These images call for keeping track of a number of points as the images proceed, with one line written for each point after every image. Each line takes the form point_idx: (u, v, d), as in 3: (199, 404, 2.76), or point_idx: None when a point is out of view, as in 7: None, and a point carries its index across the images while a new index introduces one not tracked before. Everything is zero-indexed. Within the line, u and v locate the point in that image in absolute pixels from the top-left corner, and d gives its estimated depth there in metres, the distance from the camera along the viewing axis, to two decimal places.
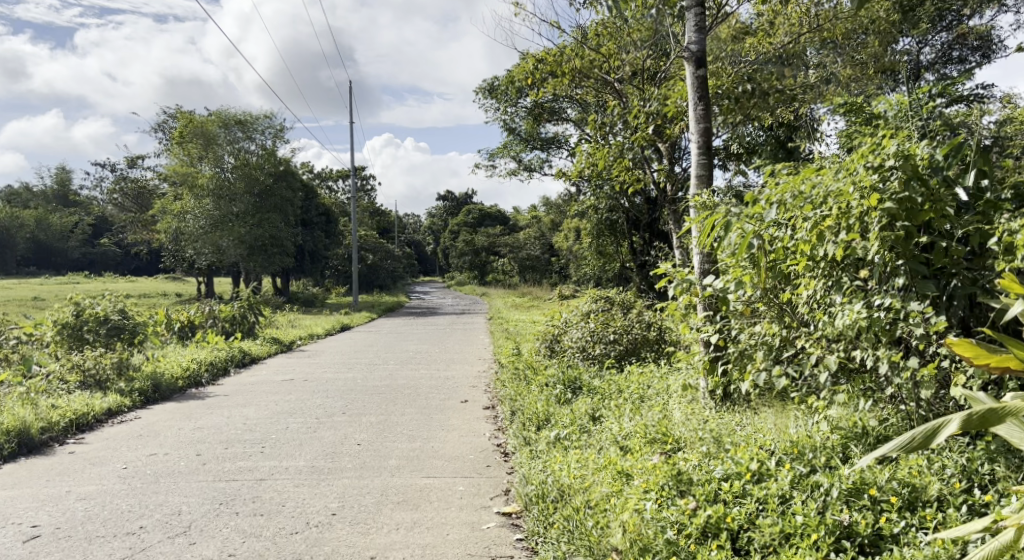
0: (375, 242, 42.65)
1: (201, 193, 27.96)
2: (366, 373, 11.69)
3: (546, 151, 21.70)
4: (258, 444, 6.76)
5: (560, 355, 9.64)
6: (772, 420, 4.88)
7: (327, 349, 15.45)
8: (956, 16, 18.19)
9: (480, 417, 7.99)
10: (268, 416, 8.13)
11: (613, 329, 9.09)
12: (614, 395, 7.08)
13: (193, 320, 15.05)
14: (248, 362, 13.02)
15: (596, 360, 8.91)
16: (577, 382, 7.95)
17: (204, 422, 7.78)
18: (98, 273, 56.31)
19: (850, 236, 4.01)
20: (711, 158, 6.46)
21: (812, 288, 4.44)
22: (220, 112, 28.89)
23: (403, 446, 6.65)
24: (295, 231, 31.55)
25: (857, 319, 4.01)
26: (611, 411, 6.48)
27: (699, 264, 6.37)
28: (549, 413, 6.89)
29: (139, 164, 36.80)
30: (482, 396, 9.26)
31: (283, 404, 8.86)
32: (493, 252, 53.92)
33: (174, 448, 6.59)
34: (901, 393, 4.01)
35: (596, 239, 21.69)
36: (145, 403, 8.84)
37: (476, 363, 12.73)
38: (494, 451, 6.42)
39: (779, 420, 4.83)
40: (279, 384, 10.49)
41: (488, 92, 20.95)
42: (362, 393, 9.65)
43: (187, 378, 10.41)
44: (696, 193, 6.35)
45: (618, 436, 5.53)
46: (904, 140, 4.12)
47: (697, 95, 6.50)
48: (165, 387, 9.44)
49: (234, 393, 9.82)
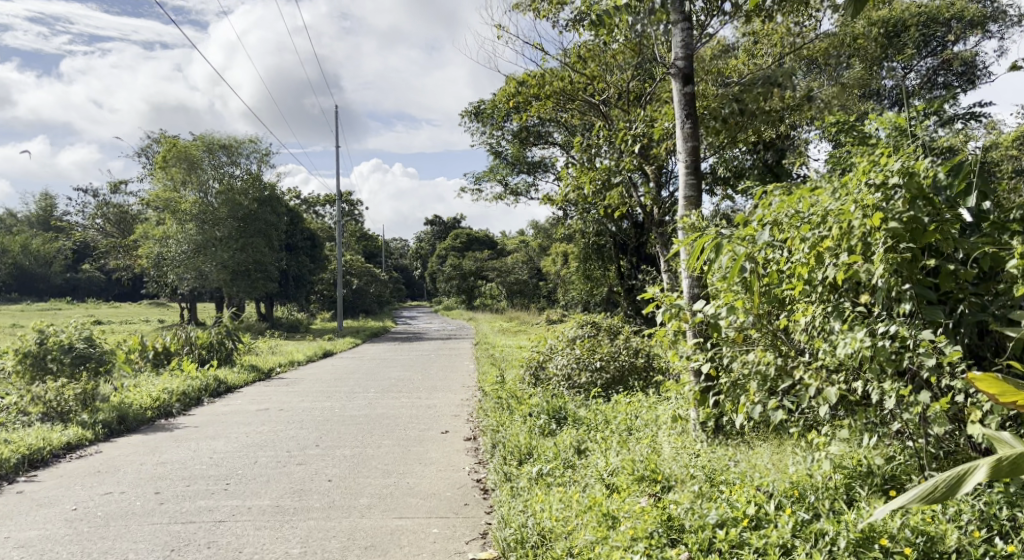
0: (361, 267, 42.24)
1: (183, 217, 27.54)
2: (345, 402, 11.26)
3: (532, 175, 21.48)
4: (222, 481, 6.35)
5: (544, 383, 9.29)
6: (768, 457, 4.57)
7: (306, 376, 15.02)
8: (940, 42, 18.21)
9: (460, 449, 7.62)
10: (237, 449, 7.72)
11: (599, 357, 8.75)
12: (600, 427, 6.74)
13: (168, 348, 14.58)
14: (223, 391, 12.56)
15: (582, 390, 8.58)
16: (562, 412, 7.58)
17: (169, 456, 7.36)
18: (81, 299, 55.62)
19: (853, 258, 3.74)
20: (700, 178, 6.18)
21: (809, 315, 4.17)
22: (204, 136, 28.61)
23: (377, 483, 6.27)
24: (280, 256, 31.12)
25: (859, 348, 3.73)
26: (597, 444, 6.14)
27: (688, 289, 6.09)
28: (532, 446, 6.52)
29: (122, 189, 36.35)
30: (464, 426, 8.88)
31: (254, 436, 8.44)
32: (481, 277, 53.52)
33: (131, 485, 6.17)
34: (907, 429, 3.71)
35: (583, 263, 21.41)
36: (108, 436, 8.39)
37: (460, 390, 12.35)
38: (473, 488, 6.06)
39: (776, 457, 4.54)
40: (253, 415, 10.06)
41: (474, 115, 20.75)
42: (339, 423, 9.24)
43: (156, 408, 9.96)
44: (684, 214, 6.08)
45: (604, 473, 5.20)
46: (908, 157, 3.87)
47: (685, 113, 6.23)
48: (131, 419, 9.00)
49: (204, 424, 9.39)
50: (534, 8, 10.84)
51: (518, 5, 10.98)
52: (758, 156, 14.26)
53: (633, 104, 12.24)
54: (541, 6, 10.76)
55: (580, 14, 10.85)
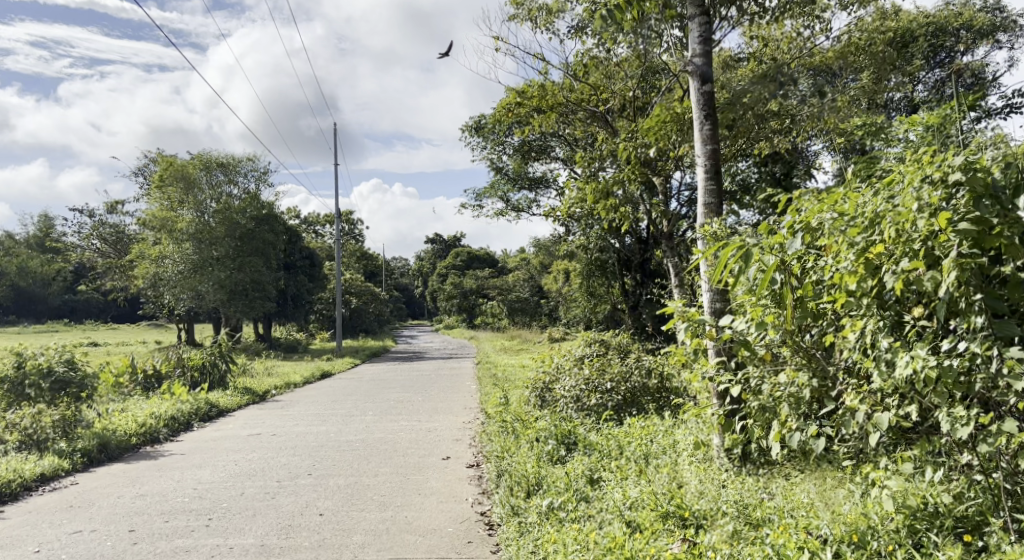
0: (361, 286, 41.80)
1: (180, 237, 27.12)
2: (342, 426, 10.74)
3: (533, 191, 21.04)
4: (205, 516, 5.84)
5: (552, 406, 8.76)
6: (810, 492, 4.12)
7: (302, 399, 14.48)
8: (948, 53, 17.87)
9: (462, 477, 7.11)
10: (224, 479, 7.21)
11: (609, 377, 8.25)
12: (613, 454, 6.25)
13: (159, 370, 14.07)
14: (215, 415, 12.02)
15: (592, 413, 8.09)
16: (571, 437, 7.06)
17: (150, 487, 6.84)
18: (78, 321, 55.35)
19: (914, 264, 3.30)
20: (720, 182, 5.71)
21: (857, 330, 3.74)
22: (201, 154, 28.27)
23: (372, 517, 5.77)
24: (277, 275, 30.62)
25: (922, 368, 3.28)
26: (612, 473, 5.66)
27: (708, 304, 5.63)
28: (540, 475, 5.99)
29: (118, 210, 35.99)
30: (466, 452, 8.37)
31: (244, 464, 7.93)
32: (482, 295, 53.06)
33: (104, 522, 5.66)
34: (979, 461, 3.22)
35: (586, 280, 20.94)
36: (87, 465, 7.87)
37: (461, 413, 11.82)
38: (477, 522, 5.57)
39: (820, 492, 4.09)
40: (244, 441, 9.55)
41: (473, 130, 20.32)
42: (334, 449, 8.73)
43: (142, 434, 9.43)
44: (703, 223, 5.62)
45: (622, 507, 4.73)
46: (973, 151, 3.45)
47: (703, 113, 5.78)
48: (113, 447, 8.49)
49: (191, 451, 8.87)
50: (532, 17, 10.44)
51: (516, 15, 10.60)
52: (769, 169, 13.78)
53: (637, 115, 11.83)
54: (538, 16, 10.36)
55: (581, 22, 10.45)
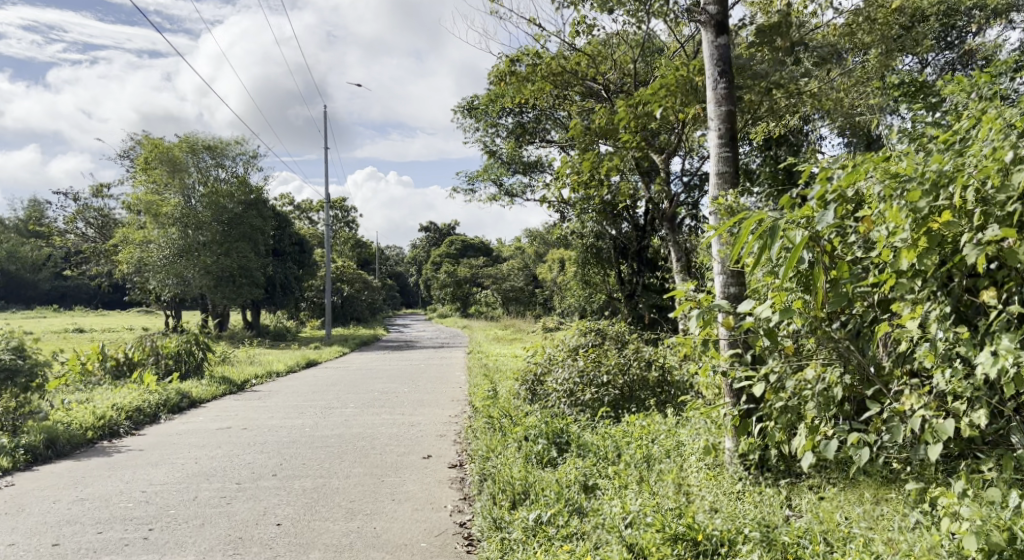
0: (353, 274, 41.01)
1: (165, 221, 26.27)
2: (320, 419, 10.03)
3: (528, 175, 20.23)
4: (145, 526, 5.14)
5: (543, 400, 8.05)
6: (849, 524, 3.46)
7: (282, 389, 13.75)
8: (959, 34, 17.10)
9: (443, 479, 6.43)
10: (179, 480, 6.50)
11: (605, 369, 7.54)
12: (611, 458, 5.58)
13: (132, 358, 13.31)
14: (186, 407, 11.28)
15: (587, 408, 7.39)
16: (564, 436, 6.36)
17: (92, 489, 6.12)
18: (69, 307, 54.64)
19: (1008, 233, 2.72)
20: (736, 148, 4.97)
21: (918, 316, 3.13)
22: (188, 136, 27.34)
23: (337, 529, 5.09)
24: (266, 262, 29.83)
25: (1013, 365, 2.72)
26: (610, 480, 5.01)
27: (721, 288, 4.88)
28: (528, 482, 5.30)
29: (104, 193, 35.05)
30: (450, 450, 7.68)
31: (205, 462, 7.21)
32: (476, 284, 52.34)
33: (27, 535, 4.95)
34: None
35: (581, 269, 20.17)
36: (30, 464, 7.13)
37: (448, 406, 11.12)
38: (455, 535, 4.90)
39: (863, 525, 3.41)
40: (211, 435, 8.83)
41: (467, 111, 19.48)
42: (306, 446, 8.01)
43: (99, 428, 8.69)
44: (714, 195, 4.93)
45: (621, 524, 4.08)
46: None
47: (717, 69, 5.02)
48: (63, 442, 7.76)
49: (151, 446, 8.14)
50: None
51: None
52: (773, 152, 13.01)
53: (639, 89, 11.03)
54: None
55: None
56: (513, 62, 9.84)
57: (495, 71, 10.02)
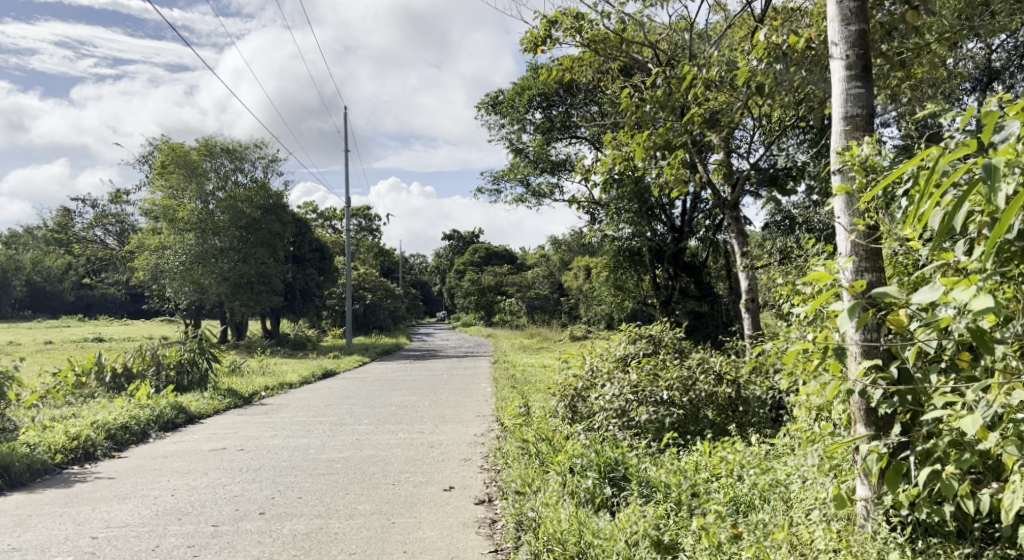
0: (375, 282, 39.93)
1: (182, 227, 25.29)
2: (327, 439, 8.75)
3: (556, 174, 18.83)
4: None
5: (587, 419, 6.70)
6: None
7: (291, 403, 12.53)
8: None
9: (469, 522, 5.12)
10: (142, 521, 5.25)
11: (665, 385, 6.16)
12: (689, 506, 4.26)
13: (129, 369, 12.15)
14: (182, 423, 10.07)
15: (643, 433, 6.04)
16: (620, 471, 5.02)
17: (29, 536, 4.90)
18: (94, 317, 54.30)
19: None
20: (870, 81, 3.60)
21: None
22: (206, 139, 26.31)
23: None
24: (286, 268, 28.75)
25: None
26: (697, 541, 3.69)
27: (850, 275, 3.51)
28: (581, 537, 3.95)
29: (123, 199, 34.32)
30: (475, 480, 6.36)
31: (182, 496, 5.97)
32: (500, 292, 51.06)
33: None
34: None
35: (613, 273, 18.52)
36: None
37: (473, 423, 9.79)
38: None
39: None
40: (198, 459, 7.60)
41: (490, 107, 18.21)
42: (306, 475, 6.73)
43: (72, 450, 7.49)
44: (841, 149, 3.58)
45: None
46: None
47: None
48: (22, 470, 6.57)
49: (126, 473, 6.91)
50: None
51: None
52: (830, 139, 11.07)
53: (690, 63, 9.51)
54: None
55: None
56: (552, 23, 8.46)
57: (529, 37, 8.61)
